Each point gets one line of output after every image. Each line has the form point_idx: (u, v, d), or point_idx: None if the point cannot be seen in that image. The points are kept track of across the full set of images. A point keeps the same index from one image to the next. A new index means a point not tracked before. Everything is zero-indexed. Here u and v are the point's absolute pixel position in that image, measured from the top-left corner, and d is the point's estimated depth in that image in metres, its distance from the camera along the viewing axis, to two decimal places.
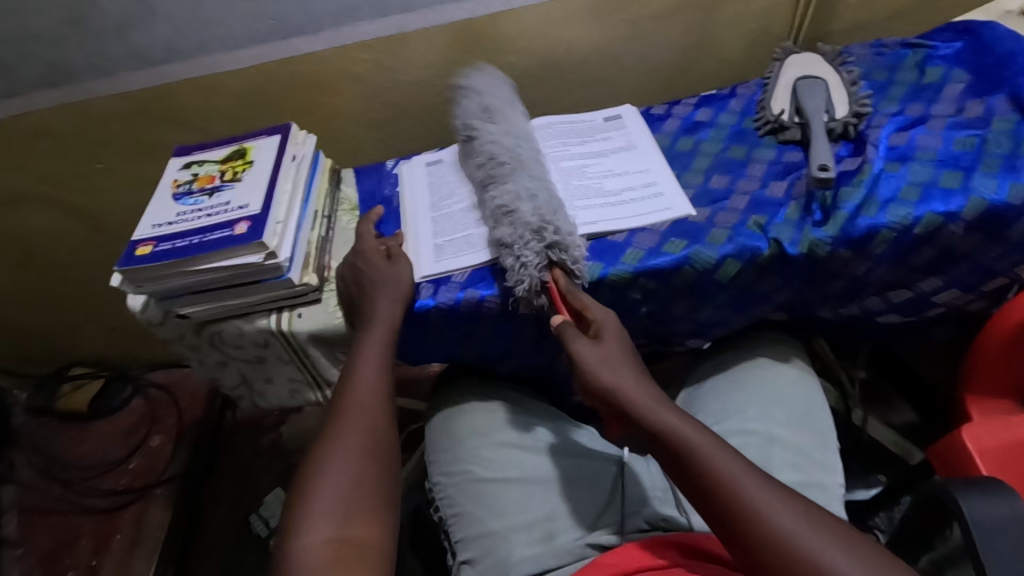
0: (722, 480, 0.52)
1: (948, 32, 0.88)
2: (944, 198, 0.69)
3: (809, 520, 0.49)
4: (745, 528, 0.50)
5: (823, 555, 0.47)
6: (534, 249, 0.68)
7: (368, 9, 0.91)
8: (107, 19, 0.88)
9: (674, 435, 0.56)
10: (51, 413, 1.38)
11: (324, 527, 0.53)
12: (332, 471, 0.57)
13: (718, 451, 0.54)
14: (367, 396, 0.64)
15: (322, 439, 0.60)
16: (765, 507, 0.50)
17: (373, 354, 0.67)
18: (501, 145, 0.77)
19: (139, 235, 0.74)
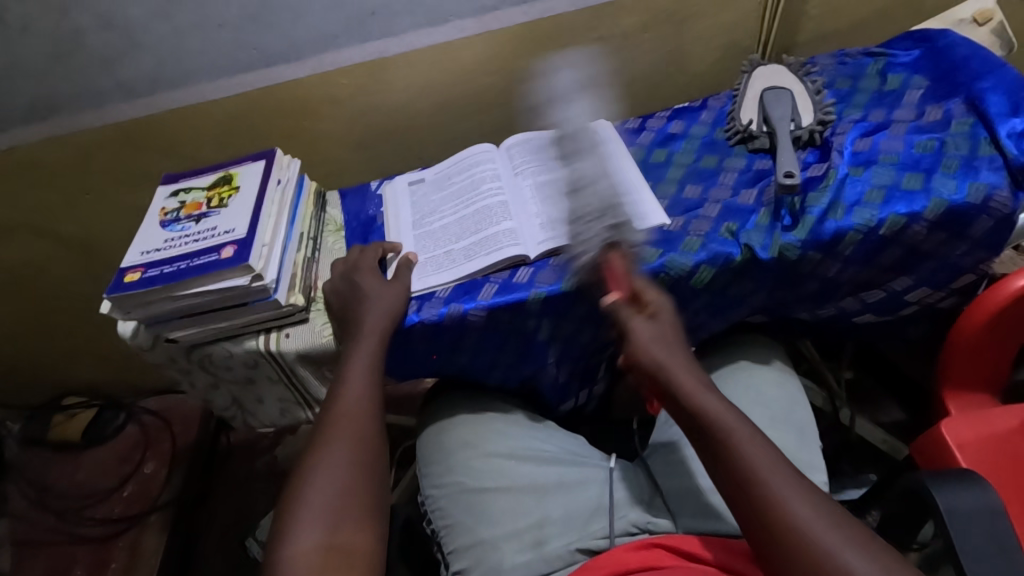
0: (756, 473, 0.53)
1: (906, 40, 0.92)
2: (907, 199, 0.72)
3: (832, 519, 0.50)
4: (756, 514, 0.52)
5: (839, 554, 0.47)
6: (598, 227, 0.73)
7: (348, 35, 0.94)
8: (93, 53, 0.90)
9: (718, 424, 0.57)
10: (45, 443, 1.38)
11: (314, 534, 0.55)
12: (322, 481, 0.58)
13: (757, 447, 0.55)
14: (355, 406, 0.65)
15: (312, 450, 0.62)
16: (793, 501, 0.51)
17: (359, 369, 0.68)
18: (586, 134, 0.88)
19: (127, 262, 0.76)
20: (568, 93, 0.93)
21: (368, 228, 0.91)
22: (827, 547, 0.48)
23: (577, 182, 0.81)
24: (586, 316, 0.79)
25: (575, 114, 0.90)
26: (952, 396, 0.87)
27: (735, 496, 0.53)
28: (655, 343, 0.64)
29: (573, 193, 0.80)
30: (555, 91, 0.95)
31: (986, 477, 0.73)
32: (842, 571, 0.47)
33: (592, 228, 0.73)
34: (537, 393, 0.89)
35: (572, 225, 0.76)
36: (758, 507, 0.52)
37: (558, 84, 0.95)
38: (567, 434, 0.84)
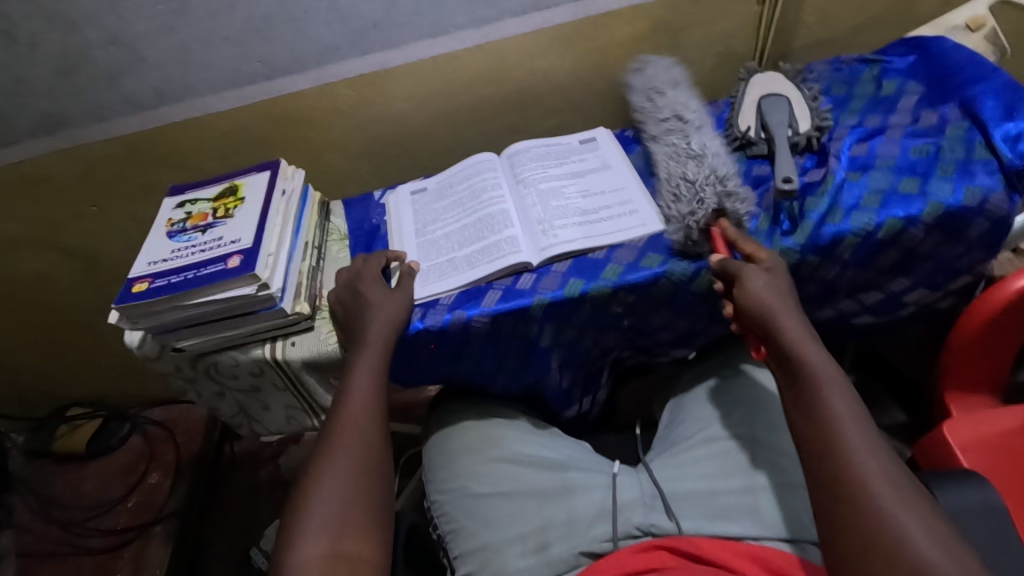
0: (838, 417, 0.55)
1: (900, 47, 0.93)
2: (904, 203, 0.73)
3: (899, 486, 0.50)
4: (824, 453, 0.54)
5: (897, 513, 0.49)
6: (713, 193, 0.76)
7: (350, 47, 0.96)
8: (100, 69, 0.92)
9: (810, 366, 0.59)
10: (49, 455, 1.38)
11: (318, 544, 0.55)
12: (328, 489, 0.59)
13: (848, 401, 0.56)
14: (360, 415, 0.66)
15: (317, 456, 0.62)
16: (863, 454, 0.53)
17: (365, 374, 0.69)
18: (685, 106, 0.90)
19: (135, 272, 0.77)
20: (661, 84, 0.94)
21: (372, 237, 0.92)
22: (886, 507, 0.49)
23: (686, 151, 0.83)
24: (588, 322, 0.80)
25: (669, 95, 0.92)
26: (953, 398, 0.87)
27: (811, 438, 0.56)
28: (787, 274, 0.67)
29: (682, 158, 0.83)
30: (641, 80, 0.96)
31: (988, 477, 0.74)
32: (897, 528, 0.48)
33: (710, 192, 0.76)
34: (541, 399, 0.90)
35: (686, 188, 0.78)
36: (824, 449, 0.55)
37: (649, 72, 0.96)
38: (572, 440, 0.85)
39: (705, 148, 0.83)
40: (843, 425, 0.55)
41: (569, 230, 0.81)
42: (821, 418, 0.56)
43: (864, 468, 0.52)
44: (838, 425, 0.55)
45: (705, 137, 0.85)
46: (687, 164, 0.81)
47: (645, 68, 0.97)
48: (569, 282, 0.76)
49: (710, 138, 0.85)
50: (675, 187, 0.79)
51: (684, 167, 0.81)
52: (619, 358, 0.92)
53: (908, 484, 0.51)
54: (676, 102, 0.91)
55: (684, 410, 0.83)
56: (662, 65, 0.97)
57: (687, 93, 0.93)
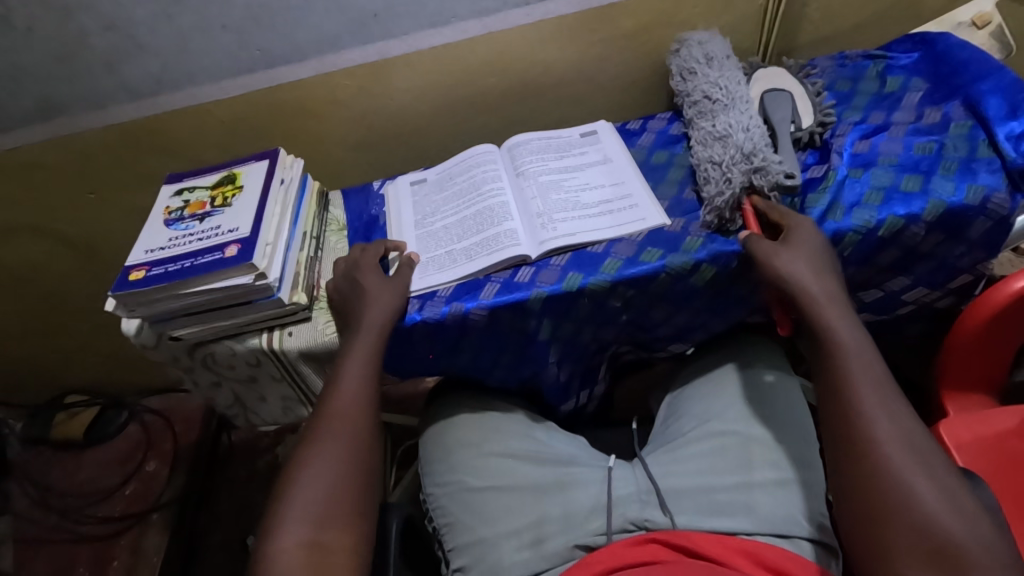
0: (856, 386, 0.59)
1: (905, 43, 0.93)
2: (905, 201, 0.73)
3: (914, 451, 0.54)
4: (843, 418, 0.58)
5: (909, 475, 0.53)
6: (740, 169, 0.77)
7: (350, 36, 0.95)
8: (98, 55, 0.91)
9: (832, 337, 0.62)
10: (46, 442, 1.38)
11: (297, 533, 0.55)
12: (313, 477, 0.59)
13: (869, 369, 0.60)
14: (351, 403, 0.66)
15: (305, 445, 0.62)
16: (878, 408, 0.57)
17: (357, 363, 0.69)
18: (712, 86, 0.90)
19: (131, 260, 0.76)
20: (693, 65, 0.94)
21: (371, 228, 0.92)
22: (900, 469, 0.53)
23: (709, 134, 0.85)
24: (586, 317, 0.80)
25: (701, 75, 0.92)
26: (951, 398, 0.87)
27: (830, 392, 0.60)
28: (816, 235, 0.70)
29: (710, 141, 0.84)
30: (678, 63, 0.97)
31: (984, 477, 0.74)
32: (907, 490, 0.52)
33: (736, 171, 0.77)
34: (538, 393, 0.90)
35: (712, 172, 0.80)
36: (842, 403, 0.59)
37: (683, 54, 0.97)
38: (569, 435, 0.85)
39: (729, 126, 0.83)
40: (860, 380, 0.59)
41: (572, 224, 0.81)
42: (840, 373, 0.60)
43: (878, 420, 0.56)
44: (855, 381, 0.59)
45: (733, 113, 0.85)
46: (710, 147, 0.83)
47: (689, 45, 0.97)
48: (568, 276, 0.76)
49: (738, 114, 0.85)
50: (705, 172, 0.81)
51: (710, 150, 0.82)
52: (617, 353, 0.92)
53: (920, 437, 0.55)
54: (705, 83, 0.91)
55: (681, 406, 0.84)
56: (713, 38, 0.97)
57: (732, 68, 0.92)
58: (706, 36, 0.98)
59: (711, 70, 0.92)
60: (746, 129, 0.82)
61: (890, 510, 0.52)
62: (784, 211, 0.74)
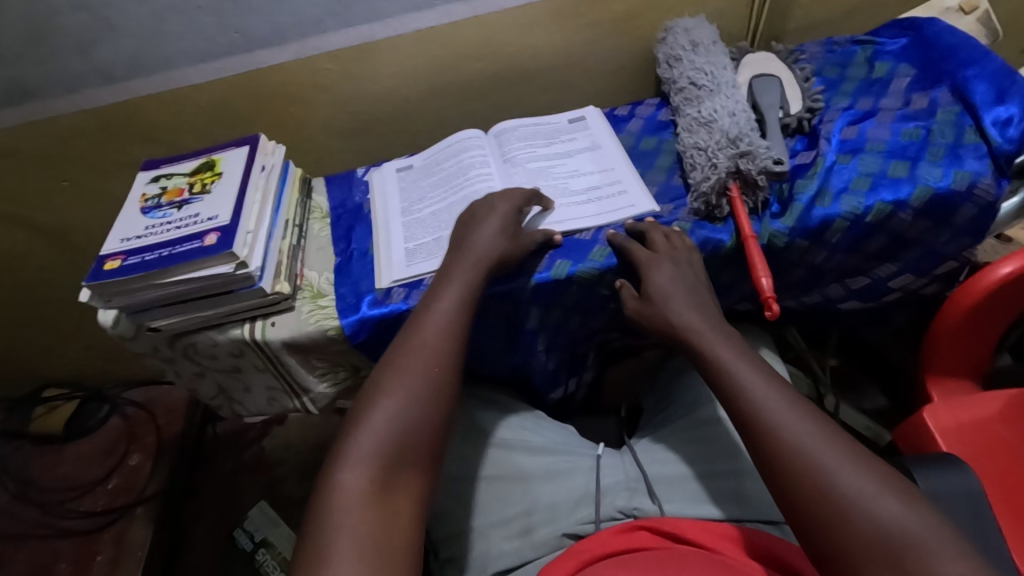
0: (751, 394, 0.56)
1: (894, 28, 0.92)
2: (893, 187, 0.73)
3: (831, 439, 0.51)
4: (750, 431, 0.55)
5: (837, 470, 0.49)
6: (726, 154, 0.76)
7: (333, 19, 0.92)
8: (69, 36, 0.88)
9: (719, 358, 0.61)
10: (26, 436, 1.35)
11: (362, 470, 0.52)
12: (389, 411, 0.56)
13: (760, 377, 0.57)
14: (440, 333, 0.63)
15: (385, 373, 0.60)
16: (794, 427, 0.52)
17: (452, 294, 0.67)
18: (699, 72, 0.89)
19: (107, 249, 0.74)
20: (680, 50, 0.93)
21: (356, 215, 0.90)
22: (825, 461, 0.50)
23: (695, 120, 0.84)
24: (574, 304, 0.79)
25: (686, 61, 0.91)
26: (934, 383, 0.88)
27: (746, 429, 0.55)
28: (672, 276, 0.69)
29: (695, 127, 0.83)
30: (664, 50, 0.96)
31: (966, 461, 0.75)
32: (838, 487, 0.48)
33: (722, 156, 0.76)
34: (527, 381, 0.90)
35: (698, 156, 0.79)
36: (759, 438, 0.54)
37: (670, 40, 0.96)
38: (560, 424, 0.84)
39: (716, 112, 0.82)
40: (766, 405, 0.55)
41: (563, 210, 0.80)
42: (744, 405, 0.56)
43: (801, 443, 0.51)
44: (761, 407, 0.55)
45: (721, 99, 0.84)
46: (698, 133, 0.82)
47: (676, 31, 0.96)
48: (557, 262, 0.75)
49: (725, 100, 0.84)
50: (690, 157, 0.81)
51: (696, 136, 0.82)
52: (605, 341, 0.92)
53: (846, 443, 0.51)
54: (691, 69, 0.90)
55: (672, 393, 0.83)
56: (699, 24, 0.96)
57: (719, 53, 0.91)
58: (694, 21, 0.96)
59: (699, 56, 0.91)
60: (732, 115, 0.81)
61: (856, 543, 0.46)
62: (627, 242, 0.73)
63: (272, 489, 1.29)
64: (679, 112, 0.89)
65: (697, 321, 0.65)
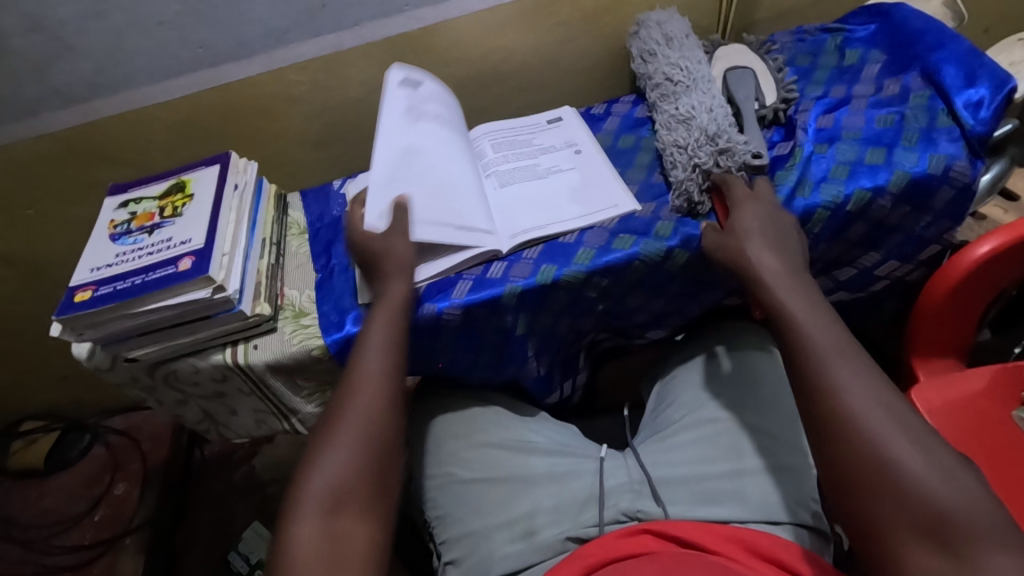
0: (818, 354, 0.55)
1: (862, 15, 0.93)
2: (871, 174, 0.73)
3: (891, 409, 0.50)
4: (812, 388, 0.54)
5: (892, 441, 0.48)
6: (706, 152, 0.76)
7: (299, 29, 0.90)
8: (22, 59, 0.84)
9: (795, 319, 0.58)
10: (4, 472, 1.31)
11: (309, 522, 0.51)
12: (332, 461, 0.55)
13: (832, 340, 0.56)
14: (373, 377, 0.62)
15: (326, 426, 0.59)
16: (862, 395, 0.51)
17: (378, 340, 0.64)
18: (673, 67, 0.88)
19: (76, 280, 0.71)
20: (653, 46, 0.93)
21: (334, 229, 0.89)
22: (876, 433, 0.49)
23: (672, 117, 0.84)
24: (562, 309, 0.79)
25: (661, 56, 0.91)
26: (921, 363, 0.89)
27: (803, 388, 0.54)
28: (756, 216, 0.68)
29: (673, 124, 0.83)
30: (638, 45, 0.95)
31: (954, 440, 0.76)
32: (890, 456, 0.47)
33: (702, 153, 0.76)
34: (520, 388, 0.89)
35: (678, 155, 0.79)
36: (822, 399, 0.52)
37: (644, 34, 0.95)
38: (564, 425, 0.84)
39: (693, 108, 0.82)
40: (831, 368, 0.53)
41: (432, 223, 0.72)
42: (810, 364, 0.55)
43: (861, 409, 0.50)
44: (826, 369, 0.54)
45: (696, 94, 0.84)
46: (677, 130, 0.82)
47: (649, 26, 0.95)
48: (542, 269, 0.74)
49: (698, 96, 0.84)
50: (670, 156, 0.80)
51: (675, 134, 0.81)
52: (595, 342, 0.91)
53: (914, 421, 0.50)
54: (666, 65, 0.90)
55: (672, 393, 0.83)
56: (672, 18, 0.95)
57: (693, 47, 0.91)
58: (667, 16, 0.96)
59: (672, 51, 0.91)
60: (709, 110, 0.81)
61: (896, 511, 0.46)
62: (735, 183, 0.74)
63: (265, 510, 1.27)
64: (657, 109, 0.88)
65: (771, 268, 0.63)
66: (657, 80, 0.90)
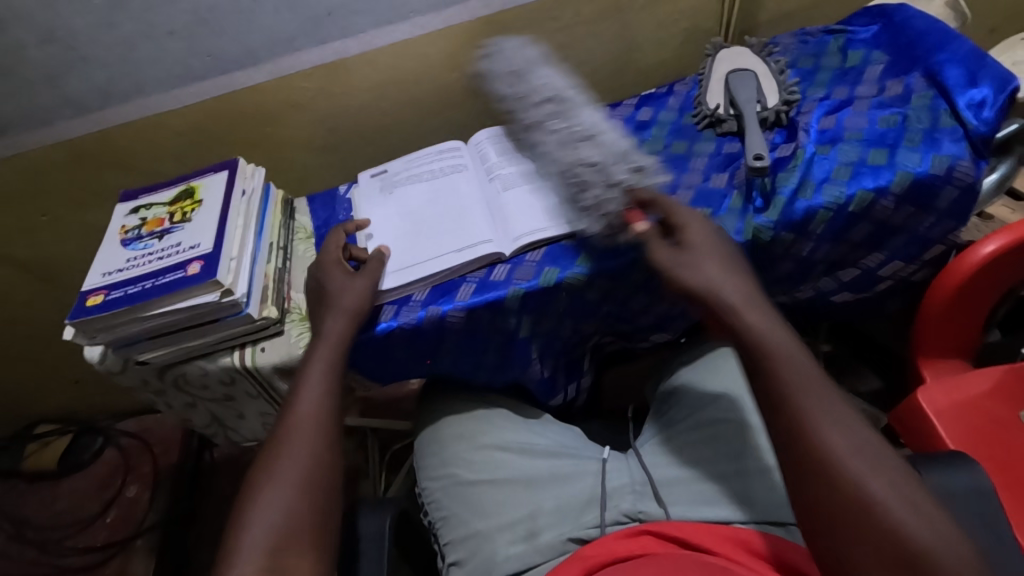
0: (788, 384, 0.53)
1: (865, 17, 0.93)
2: (874, 174, 0.73)
3: (859, 442, 0.50)
4: (785, 418, 0.52)
5: (866, 477, 0.48)
6: (625, 171, 0.74)
7: (305, 37, 0.92)
8: (37, 70, 0.86)
9: (764, 342, 0.55)
10: (18, 474, 1.33)
11: (250, 566, 0.51)
12: (274, 497, 0.55)
13: (800, 365, 0.54)
14: (312, 412, 0.63)
15: (263, 467, 0.58)
16: (830, 427, 0.50)
17: (316, 376, 0.66)
18: (555, 87, 0.86)
19: (88, 284, 0.73)
20: (530, 66, 0.90)
21: None
22: (852, 470, 0.48)
23: (574, 133, 0.79)
24: (565, 311, 0.79)
25: (535, 77, 0.88)
26: (927, 364, 0.89)
27: (776, 418, 0.53)
28: (711, 233, 0.65)
29: (575, 139, 0.79)
30: (494, 67, 0.92)
31: (960, 441, 0.75)
32: (864, 493, 0.47)
33: (619, 171, 0.74)
34: (525, 390, 0.89)
35: (590, 173, 0.75)
36: (792, 431, 0.51)
37: (503, 56, 0.92)
38: (567, 427, 0.84)
39: (596, 128, 0.80)
40: (803, 399, 0.52)
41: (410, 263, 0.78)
42: (783, 393, 0.53)
43: (833, 443, 0.49)
44: (797, 400, 0.52)
45: (586, 117, 0.82)
46: (582, 146, 0.78)
47: (495, 56, 0.92)
48: (545, 271, 0.75)
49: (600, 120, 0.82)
50: (578, 172, 0.76)
51: (583, 148, 0.77)
52: (600, 344, 0.92)
53: (880, 449, 0.50)
54: (548, 84, 0.87)
55: (676, 395, 0.83)
56: (517, 48, 0.93)
57: (554, 74, 0.89)
58: (520, 46, 0.94)
59: (543, 74, 0.88)
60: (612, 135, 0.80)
61: (872, 551, 0.46)
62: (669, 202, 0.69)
63: None
64: (542, 124, 0.83)
65: (735, 288, 0.60)
66: (541, 96, 0.85)
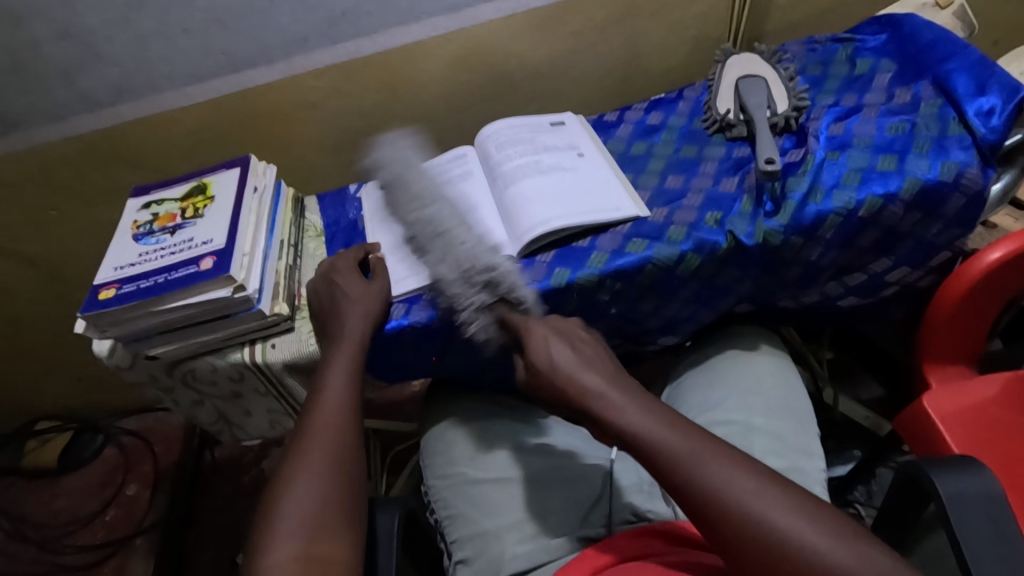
0: (676, 461, 0.53)
1: (873, 26, 0.94)
2: (883, 180, 0.74)
3: (762, 487, 0.51)
4: (692, 497, 0.52)
5: (781, 519, 0.48)
6: (475, 290, 0.70)
7: (319, 37, 0.92)
8: (52, 65, 0.87)
9: (643, 435, 0.56)
10: (17, 472, 1.32)
11: (288, 549, 0.51)
12: (306, 485, 0.56)
13: (677, 439, 0.55)
14: (335, 408, 0.63)
15: (291, 458, 0.58)
16: (737, 487, 0.51)
17: (340, 373, 0.66)
18: (425, 187, 0.80)
19: (100, 278, 0.73)
20: (404, 162, 0.84)
21: (350, 232, 0.90)
22: (766, 519, 0.49)
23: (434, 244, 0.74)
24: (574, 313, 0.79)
25: (407, 174, 0.82)
26: (931, 370, 0.89)
27: (683, 497, 0.52)
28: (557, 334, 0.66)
29: (434, 256, 0.74)
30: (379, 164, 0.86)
31: (966, 445, 0.76)
32: (787, 539, 0.48)
33: (472, 290, 0.70)
34: (532, 391, 0.89)
35: (451, 292, 0.71)
36: (704, 505, 0.51)
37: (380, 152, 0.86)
38: (574, 428, 0.83)
39: (451, 236, 0.74)
40: (699, 470, 0.52)
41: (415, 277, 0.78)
42: (675, 475, 0.53)
43: (742, 499, 0.50)
44: (696, 470, 0.52)
45: (453, 219, 0.76)
46: (437, 263, 0.73)
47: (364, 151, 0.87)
48: (556, 272, 0.76)
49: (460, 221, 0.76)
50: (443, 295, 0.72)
51: (439, 268, 0.72)
52: None
53: (786, 489, 0.51)
54: (417, 184, 0.81)
55: (683, 398, 0.84)
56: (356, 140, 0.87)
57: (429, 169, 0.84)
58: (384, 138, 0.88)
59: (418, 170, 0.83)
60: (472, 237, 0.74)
61: None
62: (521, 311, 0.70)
63: None
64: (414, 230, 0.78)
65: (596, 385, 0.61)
66: (414, 194, 0.80)
